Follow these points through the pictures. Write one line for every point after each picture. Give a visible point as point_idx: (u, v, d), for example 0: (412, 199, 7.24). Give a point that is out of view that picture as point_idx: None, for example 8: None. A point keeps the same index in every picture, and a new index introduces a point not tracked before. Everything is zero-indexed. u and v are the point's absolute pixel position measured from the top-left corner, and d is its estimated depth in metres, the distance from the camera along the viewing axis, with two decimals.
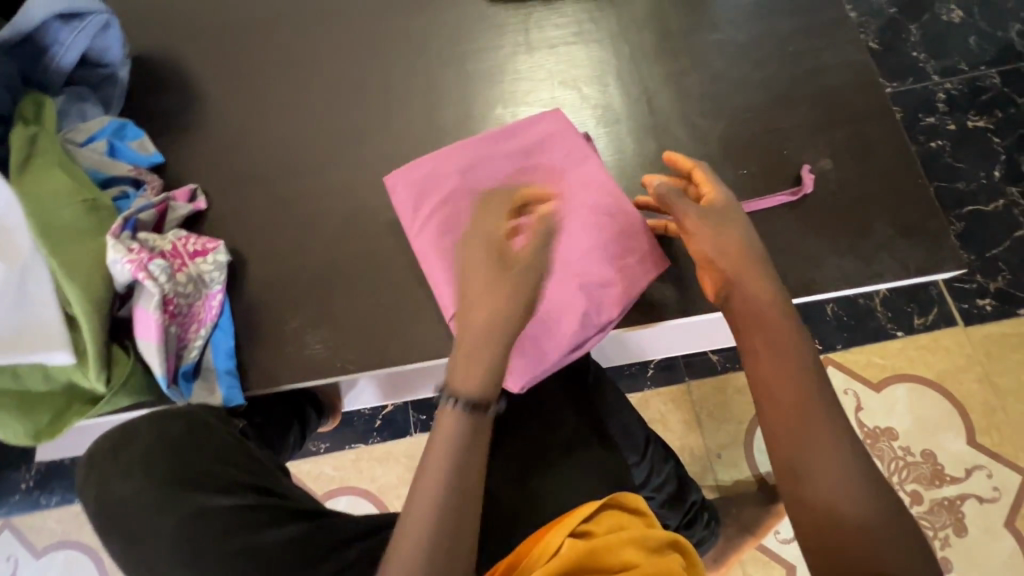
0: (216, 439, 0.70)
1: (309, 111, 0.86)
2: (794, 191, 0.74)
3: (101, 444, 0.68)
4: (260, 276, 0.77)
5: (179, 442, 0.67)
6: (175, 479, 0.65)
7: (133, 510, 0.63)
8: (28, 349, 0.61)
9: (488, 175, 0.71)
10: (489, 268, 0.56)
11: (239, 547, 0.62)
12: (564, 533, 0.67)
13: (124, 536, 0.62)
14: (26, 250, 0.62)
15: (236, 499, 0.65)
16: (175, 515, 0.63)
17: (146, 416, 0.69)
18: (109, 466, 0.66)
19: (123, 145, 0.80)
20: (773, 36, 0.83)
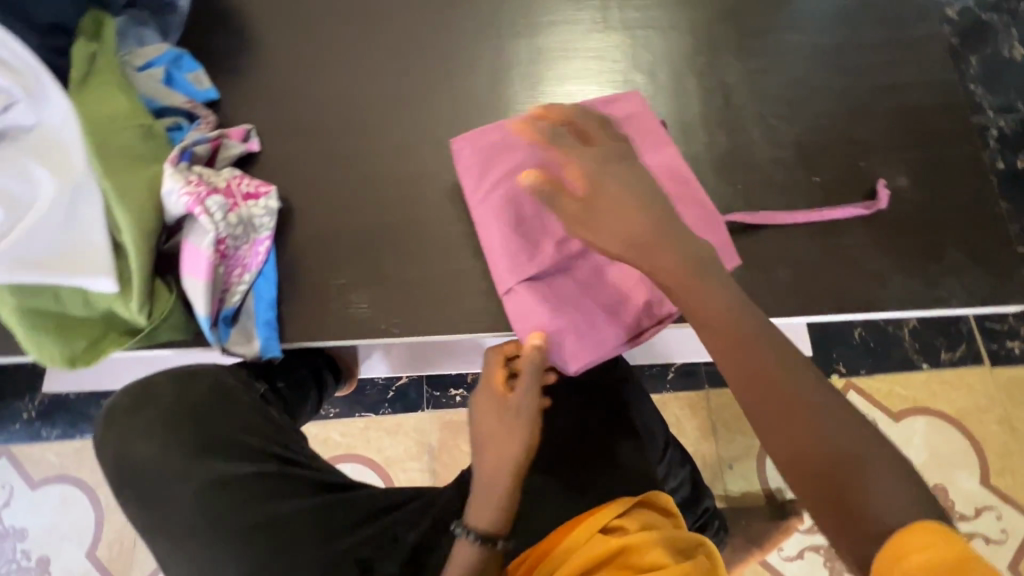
0: (238, 403, 0.67)
1: (372, 64, 0.83)
2: (867, 205, 0.72)
3: (123, 401, 0.65)
4: (308, 227, 0.74)
5: (202, 404, 0.65)
6: (196, 444, 0.62)
7: (153, 474, 0.61)
8: (73, 272, 0.58)
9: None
10: (496, 425, 0.61)
11: (262, 517, 0.60)
12: (592, 530, 0.65)
13: (144, 502, 0.61)
14: (82, 170, 0.59)
15: (258, 466, 0.63)
16: (197, 483, 0.60)
17: (171, 375, 0.66)
18: (127, 427, 0.63)
19: (180, 75, 0.77)
20: (859, 43, 0.80)
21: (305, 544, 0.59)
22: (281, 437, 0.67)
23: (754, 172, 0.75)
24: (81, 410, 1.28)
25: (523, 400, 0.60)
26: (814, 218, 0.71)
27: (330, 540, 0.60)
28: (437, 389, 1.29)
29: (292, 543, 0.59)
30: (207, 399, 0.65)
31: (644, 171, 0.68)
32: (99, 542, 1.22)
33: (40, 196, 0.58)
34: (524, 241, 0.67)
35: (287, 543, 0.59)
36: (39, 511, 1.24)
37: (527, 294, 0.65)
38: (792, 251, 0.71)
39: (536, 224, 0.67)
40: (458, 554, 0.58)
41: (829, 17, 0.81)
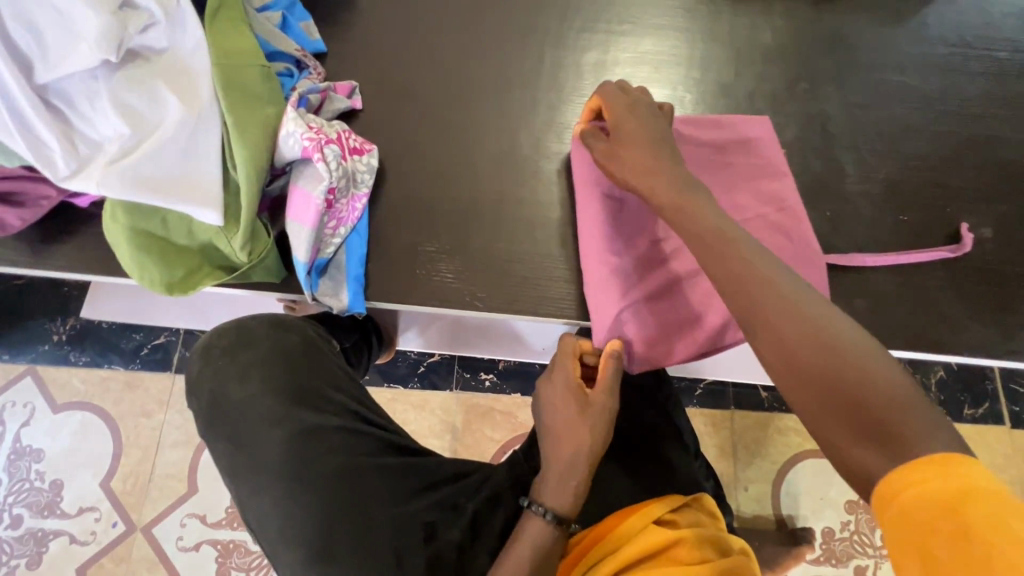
0: (324, 359, 0.65)
1: (478, 39, 0.83)
2: (953, 248, 0.73)
3: (214, 340, 0.64)
4: (401, 191, 0.74)
5: (291, 353, 0.63)
6: (287, 391, 0.61)
7: (244, 416, 0.60)
8: (185, 200, 0.58)
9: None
10: (573, 421, 0.60)
11: (343, 471, 0.58)
12: (649, 518, 0.66)
13: (228, 442, 0.60)
14: (207, 100, 0.60)
15: (341, 422, 0.61)
16: (283, 429, 0.59)
17: (264, 320, 0.65)
18: (220, 366, 0.62)
19: (294, 23, 0.77)
20: (957, 92, 0.82)
21: (385, 503, 0.57)
22: (363, 397, 0.66)
23: (843, 202, 0.76)
24: (112, 340, 1.28)
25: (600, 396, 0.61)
26: (897, 259, 0.73)
27: (407, 500, 0.58)
28: (468, 371, 1.30)
29: (370, 500, 0.57)
30: (296, 349, 0.64)
31: (748, 195, 0.70)
32: (114, 474, 1.22)
33: (163, 119, 0.59)
34: (622, 237, 0.67)
35: (366, 497, 0.57)
36: (58, 434, 1.24)
37: (617, 285, 0.66)
38: (872, 285, 0.73)
39: (639, 223, 0.68)
40: (525, 528, 0.58)
41: (930, 63, 0.83)
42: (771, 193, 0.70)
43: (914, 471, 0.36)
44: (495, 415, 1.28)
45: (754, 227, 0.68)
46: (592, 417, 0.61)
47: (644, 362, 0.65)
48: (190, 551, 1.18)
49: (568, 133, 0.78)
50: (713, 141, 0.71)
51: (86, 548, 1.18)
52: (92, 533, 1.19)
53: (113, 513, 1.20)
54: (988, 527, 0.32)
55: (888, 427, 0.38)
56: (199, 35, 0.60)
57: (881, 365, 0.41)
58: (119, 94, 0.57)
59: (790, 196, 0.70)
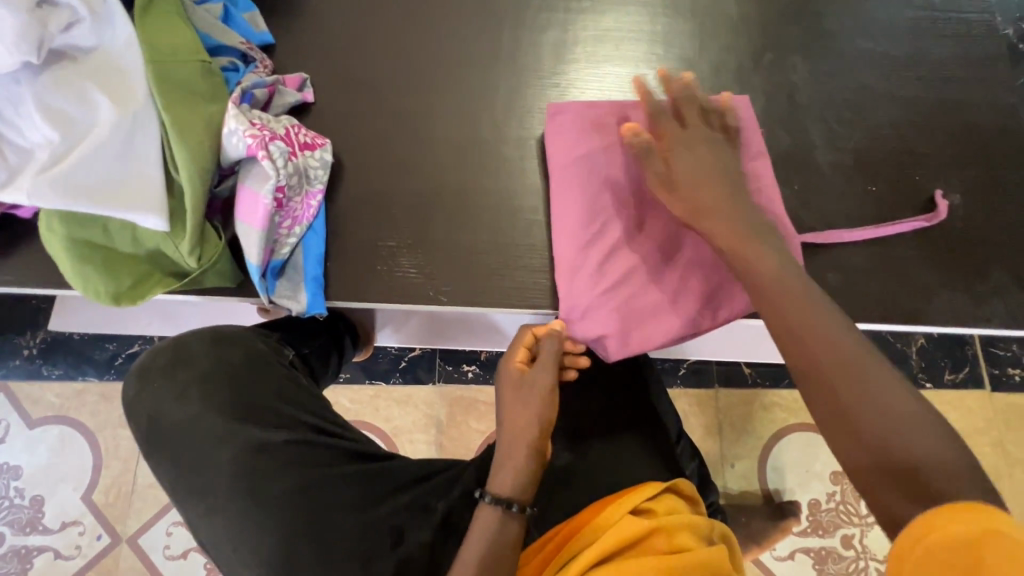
0: (274, 370, 0.63)
1: (433, 23, 0.80)
2: (929, 216, 0.72)
3: (154, 359, 0.62)
4: (359, 186, 0.72)
5: (236, 366, 0.62)
6: (231, 408, 0.59)
7: (188, 437, 0.58)
8: (124, 206, 0.56)
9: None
10: (515, 397, 0.63)
11: (296, 485, 0.56)
12: (626, 508, 0.65)
13: (180, 461, 0.57)
14: (142, 99, 0.57)
15: (294, 433, 0.59)
16: (230, 446, 0.57)
17: (204, 334, 0.64)
18: (161, 387, 0.60)
19: (237, 14, 0.74)
20: (924, 56, 0.80)
21: (344, 513, 0.56)
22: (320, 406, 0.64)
23: (812, 175, 0.75)
24: (85, 352, 1.25)
25: (542, 373, 0.63)
26: (868, 232, 0.72)
27: (369, 506, 0.57)
28: (450, 363, 1.29)
29: (330, 507, 0.56)
30: (243, 362, 0.62)
31: None
32: (96, 487, 1.20)
33: (96, 122, 0.56)
34: (593, 222, 0.67)
35: (326, 506, 0.56)
36: (35, 450, 1.22)
37: (584, 272, 0.66)
38: (842, 258, 0.72)
39: (604, 210, 0.67)
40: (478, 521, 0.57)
41: (897, 28, 0.81)
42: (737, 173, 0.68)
43: (947, 517, 0.39)
44: (480, 407, 1.27)
45: None
46: (533, 392, 0.62)
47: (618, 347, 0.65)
48: (179, 559, 1.17)
49: (530, 116, 0.76)
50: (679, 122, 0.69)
51: (72, 562, 1.17)
52: (77, 547, 1.17)
53: (97, 526, 1.18)
54: (1001, 560, 0.36)
55: (905, 451, 0.44)
56: (130, 31, 0.57)
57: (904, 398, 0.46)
58: (48, 97, 0.55)
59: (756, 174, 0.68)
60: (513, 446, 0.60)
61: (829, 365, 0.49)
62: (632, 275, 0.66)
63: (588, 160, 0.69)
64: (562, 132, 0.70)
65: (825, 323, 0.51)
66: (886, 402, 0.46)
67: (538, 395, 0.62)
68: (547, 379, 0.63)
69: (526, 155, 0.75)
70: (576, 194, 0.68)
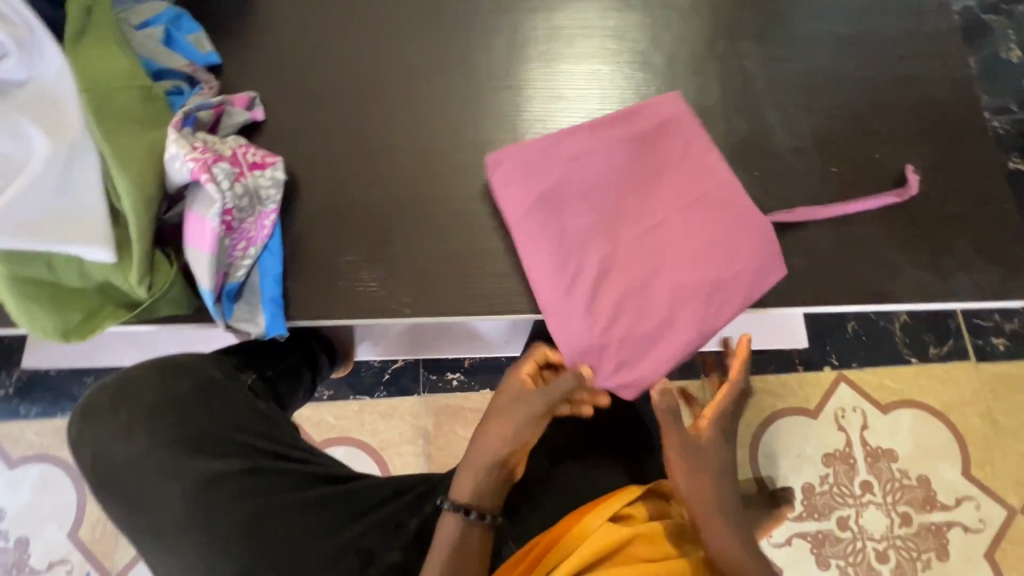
0: (223, 397, 0.62)
1: (382, 32, 0.79)
2: (897, 192, 0.72)
3: (97, 396, 0.61)
4: (314, 202, 0.71)
5: (181, 398, 0.60)
6: (182, 440, 0.58)
7: (139, 474, 0.57)
8: (66, 240, 0.54)
9: (588, 173, 0.68)
10: (502, 413, 0.61)
11: (253, 515, 0.56)
12: (604, 516, 0.62)
13: (134, 499, 0.56)
14: (77, 129, 0.56)
15: (249, 462, 0.58)
16: (182, 480, 0.56)
17: (148, 366, 0.62)
18: (109, 423, 0.59)
19: (180, 36, 0.72)
20: (877, 33, 0.80)
21: (305, 540, 0.56)
22: (277, 428, 0.63)
23: (772, 161, 0.74)
24: (62, 387, 1.23)
25: (535, 398, 0.60)
26: (831, 212, 0.71)
27: (332, 531, 0.57)
28: (434, 373, 1.27)
29: (292, 533, 0.56)
30: (189, 392, 0.61)
31: (674, 188, 0.68)
32: (81, 523, 1.18)
33: (33, 157, 0.55)
34: (566, 266, 0.66)
35: (288, 533, 0.56)
36: (17, 490, 1.20)
37: (575, 317, 0.65)
38: (806, 243, 0.71)
39: (574, 248, 0.66)
40: (442, 534, 0.57)
41: (848, 7, 0.81)
42: (693, 169, 0.68)
43: None
44: (466, 414, 1.26)
45: (687, 217, 0.67)
46: (517, 415, 0.60)
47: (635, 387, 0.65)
48: None
49: (486, 120, 0.75)
50: (626, 140, 0.69)
51: None
52: None
53: (85, 563, 1.16)
54: None
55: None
56: (61, 61, 0.56)
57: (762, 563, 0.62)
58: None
59: (715, 167, 0.68)
60: (479, 459, 0.59)
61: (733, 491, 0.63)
62: (625, 305, 0.65)
63: (546, 202, 0.67)
64: (513, 181, 0.68)
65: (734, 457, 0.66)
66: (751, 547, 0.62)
67: (523, 417, 0.60)
68: (540, 408, 0.60)
69: (482, 160, 0.74)
70: (541, 243, 0.66)
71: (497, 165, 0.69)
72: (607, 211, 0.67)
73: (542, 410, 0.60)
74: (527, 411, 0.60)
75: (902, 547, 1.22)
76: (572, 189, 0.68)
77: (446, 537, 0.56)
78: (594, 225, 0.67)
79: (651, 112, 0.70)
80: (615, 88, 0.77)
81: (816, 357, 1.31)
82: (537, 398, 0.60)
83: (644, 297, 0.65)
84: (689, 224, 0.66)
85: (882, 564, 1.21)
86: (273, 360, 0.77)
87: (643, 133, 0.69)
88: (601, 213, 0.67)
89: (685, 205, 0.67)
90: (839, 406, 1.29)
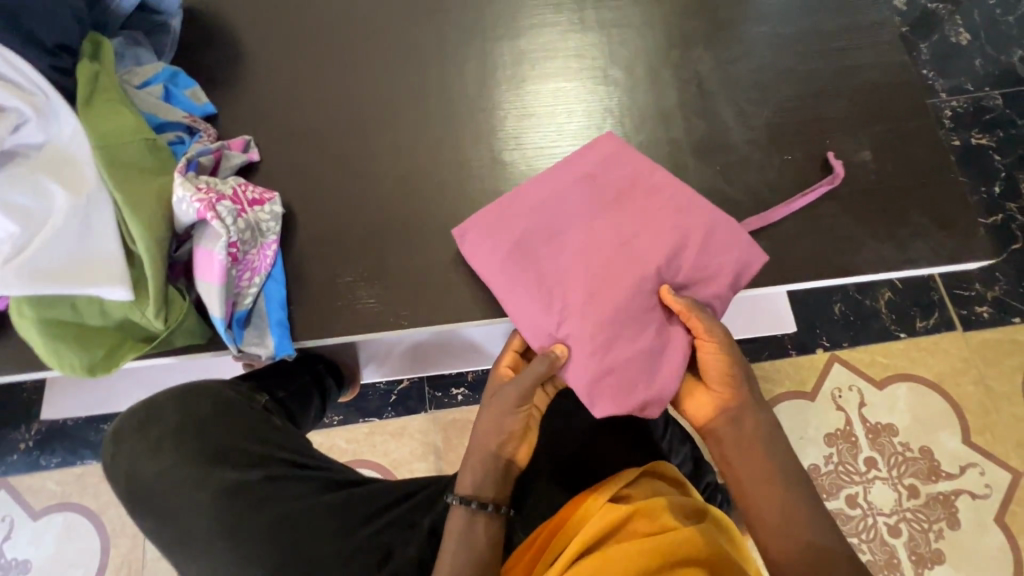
0: (240, 417, 0.67)
1: (362, 72, 0.86)
2: (828, 178, 0.77)
3: (126, 422, 0.66)
4: (311, 230, 0.77)
5: (204, 416, 0.65)
6: (203, 455, 0.63)
7: (165, 489, 0.61)
8: (89, 282, 0.60)
9: (553, 217, 0.72)
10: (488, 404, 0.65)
11: (272, 519, 0.59)
12: (603, 498, 0.66)
13: (165, 515, 0.60)
14: (92, 181, 0.62)
15: (267, 471, 0.63)
16: (207, 491, 0.60)
17: (171, 393, 0.67)
18: (136, 445, 0.64)
19: (178, 92, 0.79)
20: (817, 30, 0.87)
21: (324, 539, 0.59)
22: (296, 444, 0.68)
23: (731, 153, 0.80)
24: (80, 435, 1.27)
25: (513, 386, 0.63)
26: (790, 208, 0.77)
27: (348, 531, 0.60)
28: (438, 389, 1.31)
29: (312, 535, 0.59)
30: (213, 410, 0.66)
31: (638, 213, 0.71)
32: (106, 567, 1.21)
33: (53, 210, 0.60)
34: (554, 309, 0.68)
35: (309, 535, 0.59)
36: (41, 541, 1.22)
37: (577, 356, 0.66)
38: (770, 226, 0.77)
39: (558, 291, 0.69)
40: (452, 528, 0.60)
41: (788, 9, 0.88)
42: (648, 189, 0.73)
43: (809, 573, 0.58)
44: None
45: (653, 236, 0.70)
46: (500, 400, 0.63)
47: (656, 404, 0.66)
48: None
49: (464, 141, 0.81)
50: (582, 179, 0.73)
51: None
52: None
53: None
54: None
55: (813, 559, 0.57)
56: (76, 123, 0.63)
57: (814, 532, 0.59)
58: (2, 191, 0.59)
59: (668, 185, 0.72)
60: (476, 449, 0.63)
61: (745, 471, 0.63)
62: (621, 332, 0.67)
63: (520, 255, 0.70)
64: (484, 245, 0.71)
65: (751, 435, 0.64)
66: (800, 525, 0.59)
67: (509, 405, 0.63)
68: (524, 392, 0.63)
69: (463, 177, 0.79)
70: (526, 295, 0.69)
71: (468, 231, 0.72)
72: (581, 247, 0.70)
73: (522, 399, 0.63)
74: (510, 401, 0.63)
75: (913, 520, 1.24)
76: (542, 235, 0.71)
77: (456, 527, 0.60)
78: (571, 265, 0.70)
79: (601, 149, 0.75)
80: (581, 103, 0.83)
81: (807, 340, 1.34)
82: (518, 385, 0.63)
83: (637, 320, 0.67)
84: (656, 242, 0.69)
85: (895, 539, 1.23)
86: (284, 381, 0.81)
87: (596, 168, 0.74)
88: (575, 252, 0.70)
89: (649, 226, 0.70)
90: (835, 386, 1.32)
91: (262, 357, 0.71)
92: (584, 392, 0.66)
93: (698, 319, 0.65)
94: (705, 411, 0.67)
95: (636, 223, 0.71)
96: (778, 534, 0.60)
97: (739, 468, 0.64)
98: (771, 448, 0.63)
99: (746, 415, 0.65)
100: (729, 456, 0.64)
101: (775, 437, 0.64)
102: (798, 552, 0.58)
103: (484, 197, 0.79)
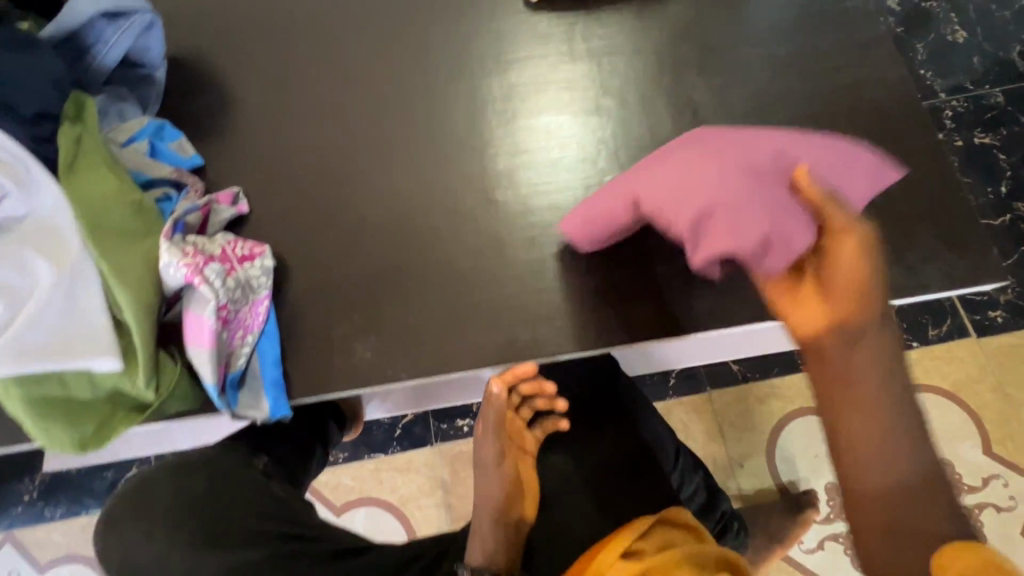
0: (237, 489, 0.69)
1: (349, 116, 0.84)
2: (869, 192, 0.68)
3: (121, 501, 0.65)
4: (303, 282, 0.75)
5: (198, 495, 0.67)
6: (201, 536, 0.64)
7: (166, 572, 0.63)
8: (77, 356, 0.59)
9: (656, 167, 0.68)
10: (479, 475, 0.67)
11: None
12: (617, 554, 0.63)
13: None
14: (76, 251, 0.61)
15: (267, 548, 0.63)
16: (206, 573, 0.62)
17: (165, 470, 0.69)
18: (131, 528, 0.66)
19: (163, 146, 0.78)
20: (812, 50, 0.85)
21: None
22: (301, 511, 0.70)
23: None
24: (84, 485, 1.26)
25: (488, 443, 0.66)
26: None
27: None
28: (444, 422, 1.29)
29: None
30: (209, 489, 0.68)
31: (765, 142, 0.66)
32: None
33: (38, 285, 0.59)
34: (682, 199, 0.64)
35: None
36: None
37: (721, 237, 0.62)
38: None
39: (667, 178, 0.66)
40: None
41: (781, 30, 0.86)
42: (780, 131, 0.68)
43: (952, 558, 0.48)
44: None
45: (789, 140, 0.66)
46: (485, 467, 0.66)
47: (783, 252, 0.60)
48: None
49: (457, 182, 0.80)
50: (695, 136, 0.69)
51: None
52: None
53: None
54: None
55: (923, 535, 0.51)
56: (57, 191, 0.62)
57: (910, 470, 0.53)
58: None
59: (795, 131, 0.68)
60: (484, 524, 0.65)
61: (857, 411, 0.55)
62: (760, 204, 0.62)
63: (634, 206, 0.68)
64: (597, 204, 0.70)
65: (881, 354, 0.56)
66: (887, 458, 0.53)
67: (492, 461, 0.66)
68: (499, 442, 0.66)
69: (458, 220, 0.78)
70: (654, 187, 0.66)
71: (592, 199, 0.71)
72: (697, 158, 0.65)
73: (500, 451, 0.66)
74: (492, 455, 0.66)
75: None
76: (647, 174, 0.68)
77: None
78: (690, 171, 0.65)
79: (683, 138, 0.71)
80: (573, 137, 0.82)
81: None
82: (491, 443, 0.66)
83: (772, 195, 0.62)
84: (793, 142, 0.66)
85: None
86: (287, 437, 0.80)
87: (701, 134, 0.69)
88: (692, 160, 0.65)
89: (780, 142, 0.65)
90: None
91: (258, 419, 0.69)
92: (710, 252, 0.62)
93: (833, 209, 0.58)
94: (814, 320, 0.58)
95: (763, 140, 0.65)
96: (885, 540, 0.52)
97: (834, 390, 0.56)
98: (886, 375, 0.55)
99: (870, 331, 0.56)
100: (839, 368, 0.56)
101: (892, 366, 0.56)
102: (895, 500, 0.52)
103: (480, 240, 0.77)
